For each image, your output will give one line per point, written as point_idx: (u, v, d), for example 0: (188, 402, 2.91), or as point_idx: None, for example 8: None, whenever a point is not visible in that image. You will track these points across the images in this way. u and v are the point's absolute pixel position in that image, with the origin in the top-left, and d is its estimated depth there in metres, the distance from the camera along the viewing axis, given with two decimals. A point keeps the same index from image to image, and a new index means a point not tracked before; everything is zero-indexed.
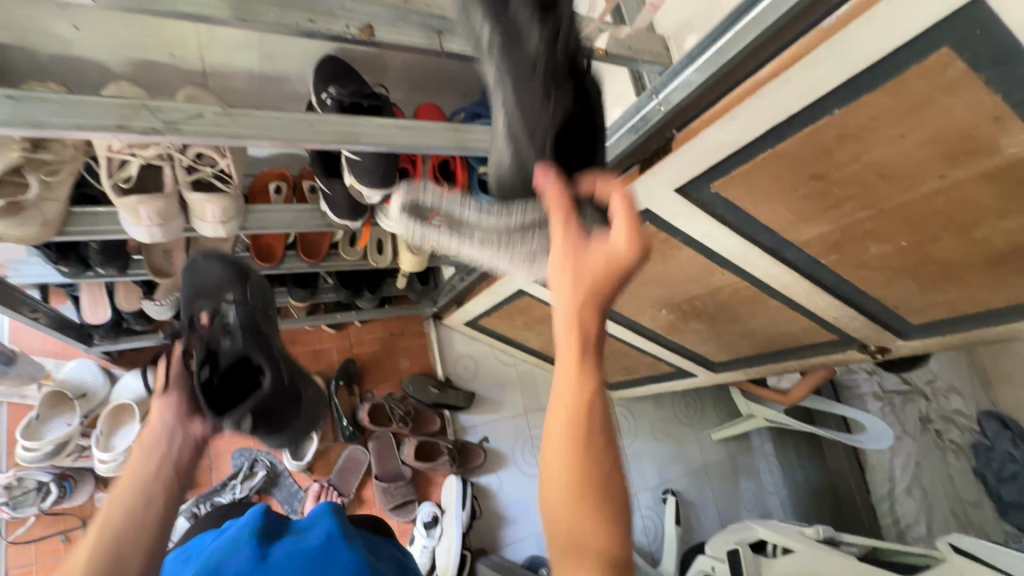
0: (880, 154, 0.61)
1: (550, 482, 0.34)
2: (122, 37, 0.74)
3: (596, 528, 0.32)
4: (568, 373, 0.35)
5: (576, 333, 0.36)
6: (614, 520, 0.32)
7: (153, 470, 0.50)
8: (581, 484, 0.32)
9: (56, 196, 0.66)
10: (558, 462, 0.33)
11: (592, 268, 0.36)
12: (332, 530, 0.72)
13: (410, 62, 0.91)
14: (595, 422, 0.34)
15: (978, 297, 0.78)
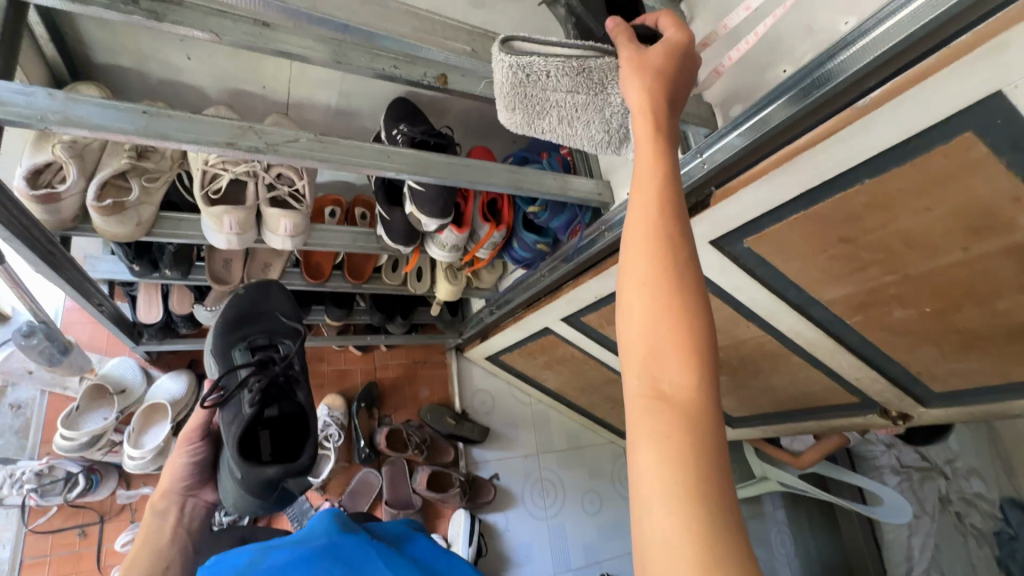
0: (906, 224, 0.66)
1: (631, 287, 0.34)
2: (225, 69, 0.84)
3: (678, 289, 0.33)
4: (644, 150, 0.39)
5: (651, 140, 0.39)
6: (695, 286, 0.33)
7: (166, 538, 0.73)
8: (663, 243, 0.34)
9: (151, 200, 0.74)
10: (638, 225, 0.35)
11: (653, 62, 0.43)
12: (338, 532, 0.81)
13: (470, 108, 1.00)
14: (670, 190, 0.36)
15: (1001, 370, 0.81)
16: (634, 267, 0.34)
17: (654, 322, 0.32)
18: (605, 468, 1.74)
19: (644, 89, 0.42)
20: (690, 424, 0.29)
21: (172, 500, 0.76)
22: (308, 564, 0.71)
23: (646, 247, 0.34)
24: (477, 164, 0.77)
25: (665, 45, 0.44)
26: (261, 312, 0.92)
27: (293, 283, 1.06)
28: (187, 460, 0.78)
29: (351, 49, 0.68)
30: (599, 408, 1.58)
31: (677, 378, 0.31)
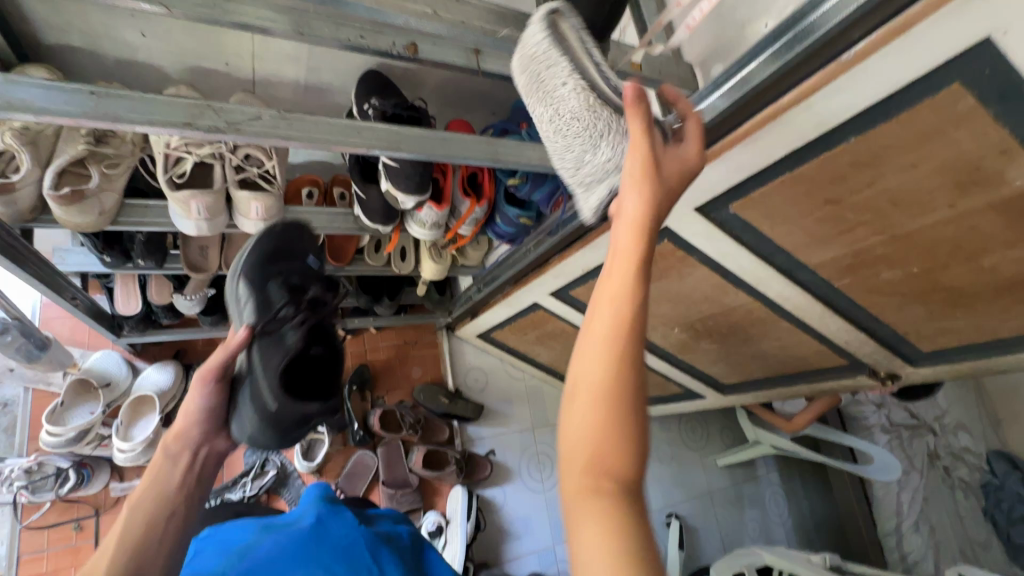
0: (893, 182, 0.64)
1: (583, 388, 0.33)
2: (184, 45, 0.80)
3: (631, 403, 0.32)
4: (627, 249, 0.36)
5: (638, 239, 0.37)
6: (644, 401, 0.33)
7: (178, 487, 0.52)
8: (623, 355, 0.33)
9: (113, 188, 0.70)
10: (602, 331, 0.34)
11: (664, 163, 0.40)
12: (326, 514, 0.80)
13: (446, 79, 0.97)
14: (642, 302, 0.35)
15: (987, 326, 0.81)
16: (593, 358, 0.34)
17: (605, 419, 0.32)
18: None
19: (657, 182, 0.39)
20: (616, 531, 0.30)
21: (187, 442, 0.54)
22: (299, 557, 0.70)
23: (610, 345, 0.34)
24: (454, 137, 0.74)
25: (692, 144, 0.42)
26: (295, 247, 0.76)
27: None
28: (203, 402, 0.58)
29: (314, 20, 0.64)
30: None
31: (616, 475, 0.31)
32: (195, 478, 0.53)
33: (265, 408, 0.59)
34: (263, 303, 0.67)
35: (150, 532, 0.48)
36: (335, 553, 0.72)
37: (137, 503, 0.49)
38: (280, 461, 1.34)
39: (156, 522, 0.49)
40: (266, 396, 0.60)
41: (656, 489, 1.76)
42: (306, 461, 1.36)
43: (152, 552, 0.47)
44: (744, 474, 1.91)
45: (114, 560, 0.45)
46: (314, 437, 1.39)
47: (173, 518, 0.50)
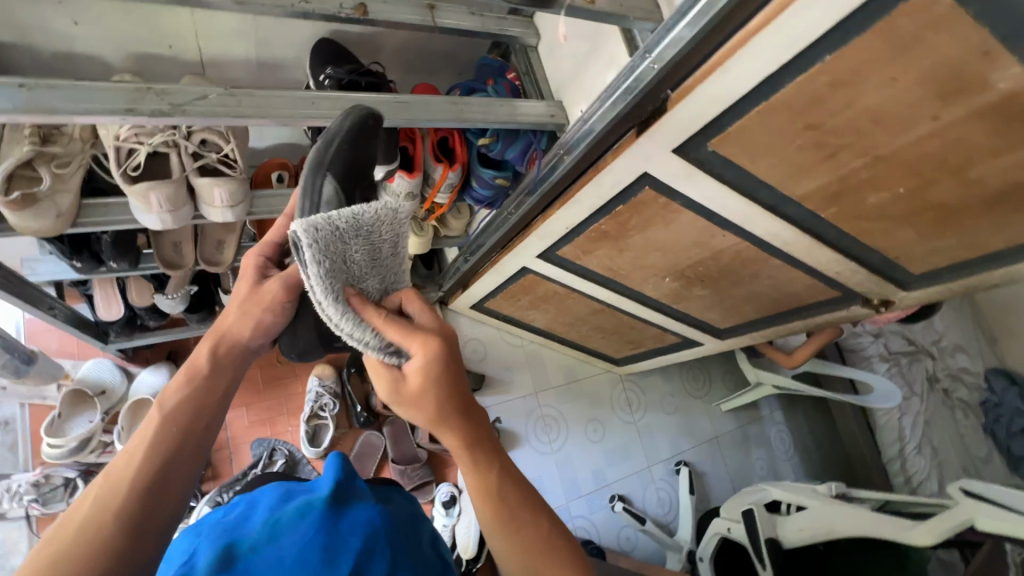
0: (873, 99, 0.62)
1: (504, 540, 0.52)
2: (123, 30, 0.76)
3: (531, 529, 0.52)
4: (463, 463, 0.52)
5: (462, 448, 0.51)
6: (536, 517, 0.52)
7: (215, 397, 0.53)
8: (501, 513, 0.52)
9: (68, 187, 0.69)
10: (484, 507, 0.52)
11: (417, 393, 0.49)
12: (353, 481, 0.62)
13: (405, 42, 0.93)
14: (488, 481, 0.52)
15: (978, 241, 0.81)
16: (488, 523, 0.52)
17: (519, 549, 0.51)
18: (604, 397, 1.76)
19: (423, 411, 0.50)
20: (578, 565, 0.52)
21: (233, 347, 0.55)
22: (304, 528, 0.53)
23: (492, 517, 0.52)
24: (417, 100, 0.71)
25: (411, 383, 0.49)
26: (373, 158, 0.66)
27: (253, 258, 1.04)
28: (260, 318, 0.56)
29: None
30: (590, 340, 1.59)
31: (555, 557, 0.51)
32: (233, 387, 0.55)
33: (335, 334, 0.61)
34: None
35: (183, 437, 0.49)
36: (352, 529, 0.54)
37: (174, 408, 0.50)
38: (287, 450, 1.33)
39: (187, 431, 0.50)
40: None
41: (664, 438, 1.79)
42: (313, 447, 1.38)
43: (182, 457, 0.49)
44: (748, 416, 1.94)
45: (143, 461, 0.47)
46: (319, 423, 1.40)
47: (205, 428, 0.51)
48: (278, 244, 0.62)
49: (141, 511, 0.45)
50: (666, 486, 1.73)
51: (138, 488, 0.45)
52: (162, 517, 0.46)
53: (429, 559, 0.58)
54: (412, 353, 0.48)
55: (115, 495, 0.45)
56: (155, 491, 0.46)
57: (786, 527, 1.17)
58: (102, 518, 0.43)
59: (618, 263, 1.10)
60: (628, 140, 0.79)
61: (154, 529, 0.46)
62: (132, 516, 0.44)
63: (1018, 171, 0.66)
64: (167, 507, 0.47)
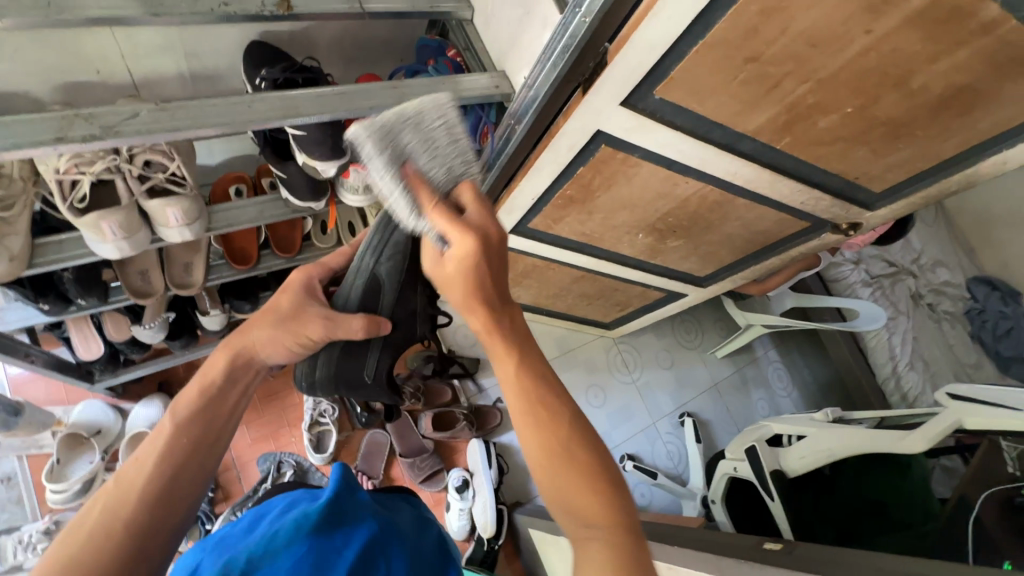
0: (806, 21, 0.61)
1: (543, 465, 0.45)
2: (44, 60, 0.75)
3: (582, 485, 0.43)
4: (504, 360, 0.48)
5: (502, 353, 0.48)
6: (590, 469, 0.44)
7: (223, 415, 0.54)
8: (552, 449, 0.44)
9: (16, 229, 0.68)
10: (531, 440, 0.45)
11: (450, 272, 0.47)
12: (356, 492, 0.62)
13: (338, 34, 0.92)
14: (538, 389, 0.46)
15: (931, 149, 0.83)
16: (535, 452, 0.45)
17: (572, 495, 0.43)
18: (600, 362, 1.79)
19: (453, 291, 0.48)
20: (625, 534, 0.42)
21: (249, 362, 0.57)
22: (298, 543, 0.52)
23: (541, 457, 0.45)
24: (355, 89, 0.69)
25: (453, 262, 0.46)
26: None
27: (223, 275, 1.01)
28: (270, 334, 0.58)
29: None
30: (577, 308, 1.59)
31: (600, 520, 0.42)
32: (242, 403, 0.56)
33: (351, 375, 0.70)
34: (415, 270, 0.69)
35: (192, 452, 0.50)
36: (346, 541, 0.53)
37: (185, 421, 0.51)
38: (294, 460, 1.36)
39: (195, 447, 0.50)
40: (367, 368, 0.71)
41: (664, 393, 1.82)
42: (319, 454, 1.38)
43: (189, 474, 0.49)
44: (744, 358, 1.95)
45: (155, 473, 0.47)
46: (321, 429, 1.41)
47: (213, 441, 0.52)
48: (329, 269, 0.68)
49: (151, 525, 0.45)
50: (673, 439, 1.76)
51: (147, 502, 0.46)
52: (169, 531, 0.46)
53: (428, 564, 0.57)
54: (451, 244, 0.46)
55: (124, 506, 0.45)
56: (163, 507, 0.47)
57: (790, 458, 1.20)
58: (112, 528, 0.43)
59: (589, 226, 1.10)
60: (577, 99, 0.78)
61: (160, 543, 0.45)
62: (140, 530, 0.44)
63: (957, 73, 0.67)
64: (170, 524, 0.47)
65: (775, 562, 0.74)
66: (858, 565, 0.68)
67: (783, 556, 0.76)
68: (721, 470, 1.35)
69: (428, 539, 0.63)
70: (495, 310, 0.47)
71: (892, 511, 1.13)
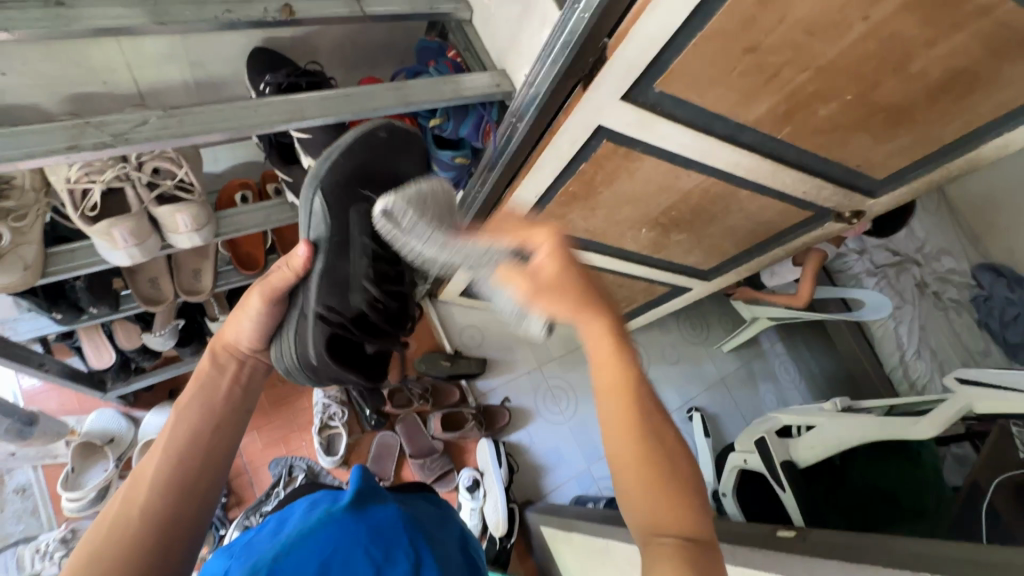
0: (803, 9, 0.62)
1: (621, 466, 0.42)
2: (54, 72, 0.77)
3: (665, 499, 0.41)
4: (608, 366, 0.44)
5: (603, 344, 0.44)
6: (674, 486, 0.41)
7: (223, 398, 0.54)
8: (642, 458, 0.41)
9: (29, 239, 0.70)
10: (624, 448, 0.42)
11: (558, 270, 0.44)
12: (377, 490, 0.62)
13: (340, 38, 0.94)
14: (643, 398, 0.43)
15: (930, 134, 0.84)
16: (625, 457, 0.42)
17: (648, 499, 0.41)
18: None
19: (564, 300, 0.43)
20: (703, 546, 0.39)
21: (232, 354, 0.59)
22: (324, 543, 0.53)
23: (636, 462, 0.42)
24: (359, 91, 0.71)
25: (548, 265, 0.44)
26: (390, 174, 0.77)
27: (232, 281, 1.03)
28: (256, 320, 0.61)
29: (171, 5, 0.66)
30: None
31: (674, 528, 0.40)
32: (238, 388, 0.56)
33: (305, 358, 0.65)
34: (344, 235, 0.70)
35: (195, 437, 0.51)
36: (371, 538, 0.54)
37: (184, 409, 0.52)
38: (305, 464, 1.35)
39: (197, 435, 0.51)
40: (313, 343, 0.65)
41: (672, 389, 1.82)
42: (330, 457, 1.39)
43: (198, 461, 0.50)
44: (751, 352, 1.94)
45: (163, 461, 0.48)
46: (331, 433, 1.41)
47: (218, 425, 0.53)
48: None
49: (170, 510, 0.46)
50: (682, 434, 1.76)
51: (158, 492, 0.46)
52: (188, 524, 0.47)
53: (453, 559, 0.58)
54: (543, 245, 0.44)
55: (139, 493, 0.46)
56: (179, 493, 0.47)
57: (799, 449, 1.20)
58: (128, 519, 0.44)
59: (593, 223, 1.10)
60: (577, 96, 0.78)
61: (182, 532, 0.46)
62: (157, 519, 0.45)
63: (954, 56, 0.68)
64: (190, 511, 0.47)
65: (792, 549, 0.74)
66: (873, 548, 0.68)
67: (797, 543, 0.76)
68: (731, 463, 1.35)
69: (450, 536, 0.63)
70: (595, 314, 0.44)
71: (905, 499, 1.13)
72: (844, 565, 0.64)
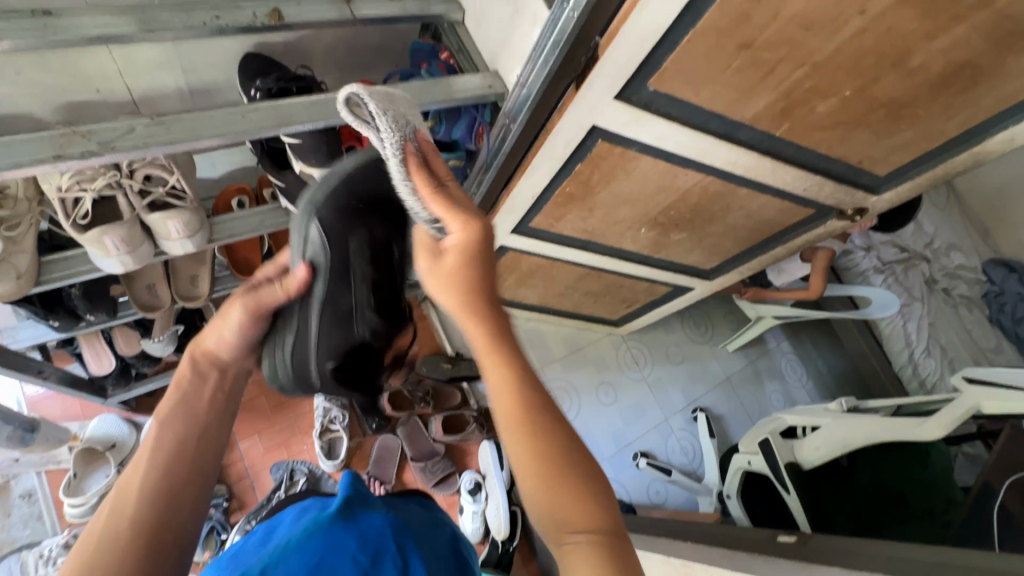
0: (797, 4, 0.60)
1: (520, 473, 0.43)
2: (48, 82, 0.77)
3: (570, 501, 0.41)
4: (489, 366, 0.45)
5: (484, 345, 0.46)
6: (582, 495, 0.41)
7: (203, 405, 0.55)
8: (536, 462, 0.42)
9: (23, 247, 0.70)
10: (519, 453, 0.43)
11: (451, 261, 0.48)
12: (368, 496, 0.62)
13: (333, 42, 0.93)
14: (528, 404, 0.44)
15: (933, 128, 0.82)
16: (516, 456, 0.43)
17: (551, 499, 0.41)
18: (610, 360, 1.78)
19: (452, 291, 0.47)
20: (615, 543, 0.40)
21: (214, 362, 0.58)
22: (311, 550, 0.52)
23: (531, 467, 0.42)
24: None
25: (451, 247, 0.48)
26: (387, 194, 0.69)
27: (229, 286, 1.03)
28: (240, 331, 0.59)
29: (158, 13, 0.66)
30: (585, 307, 1.58)
31: (583, 526, 0.40)
32: (221, 397, 0.57)
33: (304, 371, 0.65)
34: (346, 263, 0.66)
35: (179, 443, 0.52)
36: (360, 546, 0.53)
37: (168, 417, 0.53)
38: (306, 468, 1.36)
39: (179, 441, 0.52)
40: (312, 363, 0.65)
41: (676, 389, 1.80)
42: (331, 460, 1.39)
43: (183, 465, 0.51)
44: (756, 351, 1.92)
45: (149, 466, 0.49)
46: (332, 436, 1.41)
47: (201, 431, 0.54)
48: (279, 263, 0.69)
49: (160, 516, 0.47)
50: (687, 435, 1.74)
51: (145, 498, 0.47)
52: (175, 529, 0.47)
53: (441, 564, 0.57)
54: (450, 230, 0.48)
55: (130, 499, 0.47)
56: (167, 498, 0.48)
57: (804, 451, 1.17)
58: (118, 526, 0.45)
59: (591, 223, 1.09)
60: (570, 95, 0.77)
61: (175, 534, 0.47)
62: (147, 526, 0.45)
63: (955, 50, 0.66)
64: (179, 515, 0.48)
65: (796, 556, 0.72)
66: (879, 555, 0.67)
67: (799, 549, 0.75)
68: (735, 465, 1.33)
69: (442, 540, 0.62)
70: (488, 310, 0.47)
71: (912, 500, 1.11)
72: (850, 572, 0.63)
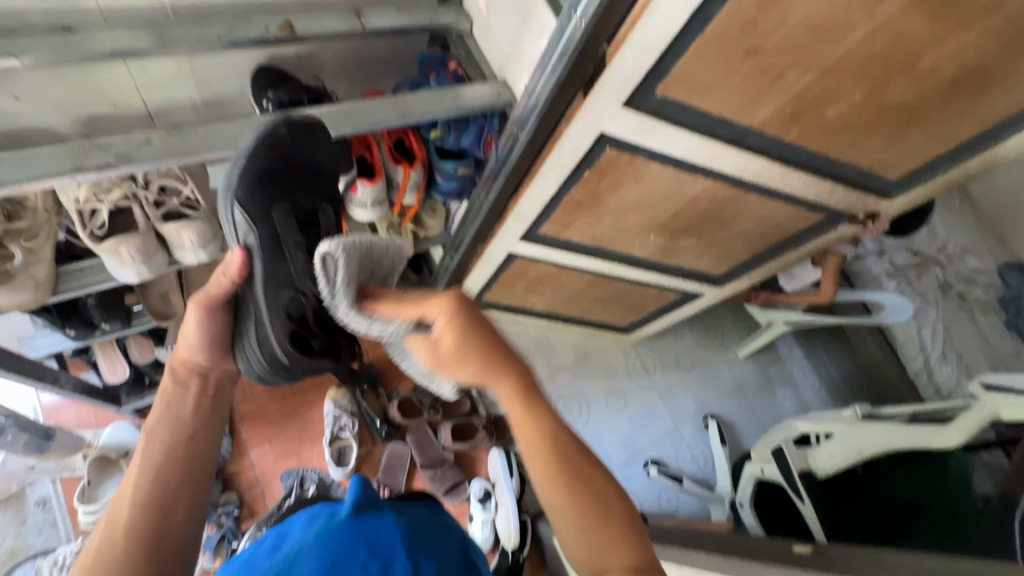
0: (805, 10, 0.60)
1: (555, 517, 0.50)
2: (67, 97, 0.79)
3: (604, 538, 0.48)
4: (523, 426, 0.49)
5: (514, 407, 0.49)
6: (614, 532, 0.48)
7: (190, 414, 0.56)
8: (573, 509, 0.49)
9: (41, 258, 0.71)
10: (556, 500, 0.49)
11: (454, 341, 0.47)
12: (377, 502, 0.62)
13: (342, 53, 0.95)
14: (564, 457, 0.50)
15: (945, 131, 0.82)
16: (555, 502, 0.49)
17: (585, 540, 0.48)
18: (619, 367, 1.77)
19: (465, 365, 0.48)
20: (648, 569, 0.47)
21: (193, 370, 0.59)
22: (322, 557, 0.52)
23: (567, 512, 0.49)
24: (357, 107, 0.72)
25: (443, 334, 0.48)
26: (306, 163, 0.70)
27: None
28: (201, 329, 0.60)
29: (174, 28, 0.68)
30: (594, 313, 1.57)
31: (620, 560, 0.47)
32: (205, 403, 0.58)
33: (273, 356, 0.61)
34: (273, 234, 0.65)
35: (169, 451, 0.53)
36: (370, 552, 0.53)
37: (155, 428, 0.54)
38: (317, 476, 1.34)
39: (169, 450, 0.53)
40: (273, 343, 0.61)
41: (687, 396, 1.78)
42: (340, 468, 1.39)
43: (176, 475, 0.52)
44: (767, 357, 1.90)
45: (140, 480, 0.51)
46: (342, 444, 1.41)
47: (190, 440, 0.55)
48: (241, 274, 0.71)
49: (155, 527, 0.49)
50: (698, 443, 1.72)
51: (139, 511, 0.49)
52: (174, 539, 0.50)
53: (450, 569, 0.56)
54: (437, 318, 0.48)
55: (124, 513, 0.49)
56: (162, 509, 0.50)
57: (819, 460, 1.15)
58: (116, 540, 0.47)
59: (599, 230, 1.09)
60: (578, 102, 0.77)
61: (174, 543, 0.50)
62: (143, 538, 0.48)
63: (966, 53, 0.66)
64: (175, 524, 0.51)
65: (813, 566, 0.71)
66: (897, 566, 0.65)
67: (815, 559, 0.74)
68: (747, 473, 1.31)
69: (450, 543, 0.62)
70: (509, 373, 0.49)
71: (930, 509, 1.09)
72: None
